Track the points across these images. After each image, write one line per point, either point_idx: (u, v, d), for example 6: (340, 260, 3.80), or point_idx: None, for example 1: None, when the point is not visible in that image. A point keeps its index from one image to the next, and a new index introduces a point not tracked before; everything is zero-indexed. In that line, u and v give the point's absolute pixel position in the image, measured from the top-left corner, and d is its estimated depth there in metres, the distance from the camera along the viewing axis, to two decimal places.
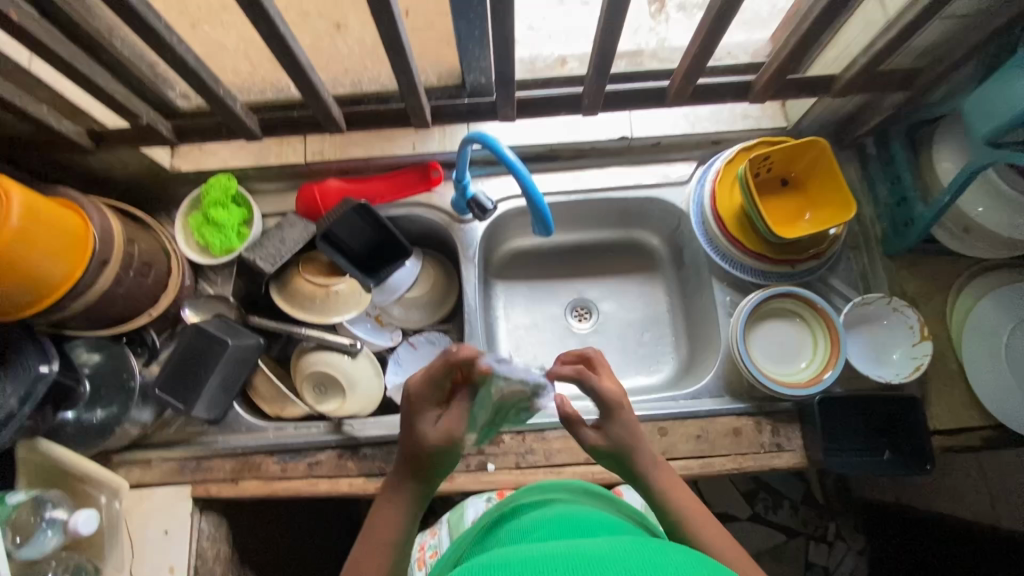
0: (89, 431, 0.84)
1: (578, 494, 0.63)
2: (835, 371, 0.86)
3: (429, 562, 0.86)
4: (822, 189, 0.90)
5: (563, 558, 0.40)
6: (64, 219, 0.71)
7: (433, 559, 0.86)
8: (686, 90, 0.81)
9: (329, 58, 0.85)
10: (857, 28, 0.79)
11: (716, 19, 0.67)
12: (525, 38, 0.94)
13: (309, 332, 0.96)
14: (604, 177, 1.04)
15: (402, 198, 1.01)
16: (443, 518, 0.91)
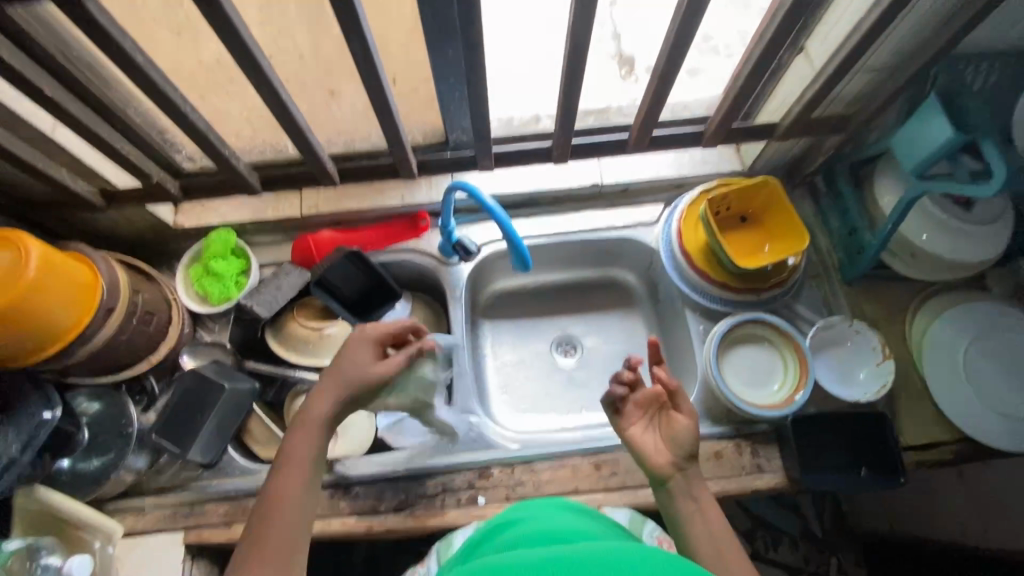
0: (84, 479, 0.86)
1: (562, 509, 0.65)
2: (806, 392, 0.91)
3: None
4: (777, 222, 0.98)
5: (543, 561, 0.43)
6: (75, 272, 0.76)
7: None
8: (644, 139, 0.90)
9: (324, 122, 0.95)
10: (789, 83, 0.90)
11: (661, 81, 0.76)
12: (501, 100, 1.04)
13: (303, 374, 1.01)
14: (579, 220, 1.12)
15: (391, 245, 1.08)
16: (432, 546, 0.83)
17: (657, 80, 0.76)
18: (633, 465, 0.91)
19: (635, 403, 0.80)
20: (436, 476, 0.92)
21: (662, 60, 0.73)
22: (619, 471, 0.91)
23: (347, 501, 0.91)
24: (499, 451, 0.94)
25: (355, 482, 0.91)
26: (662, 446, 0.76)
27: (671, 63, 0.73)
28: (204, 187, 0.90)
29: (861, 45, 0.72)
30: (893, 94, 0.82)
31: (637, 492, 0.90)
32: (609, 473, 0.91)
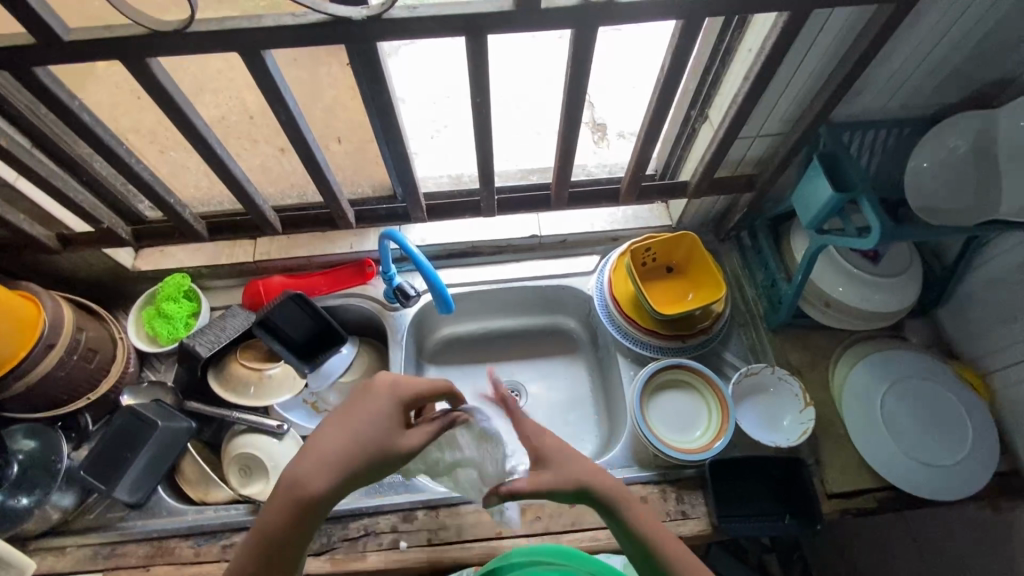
0: (6, 516, 0.86)
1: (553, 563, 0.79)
2: (725, 440, 0.93)
3: None
4: (699, 272, 1.04)
5: None
6: (18, 307, 0.82)
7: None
8: (563, 196, 0.98)
9: (276, 176, 1.03)
10: (698, 147, 0.99)
11: (566, 143, 0.85)
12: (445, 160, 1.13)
13: (240, 416, 1.01)
14: (520, 270, 1.18)
15: (339, 290, 1.13)
16: None
17: (562, 146, 0.85)
18: (556, 510, 0.92)
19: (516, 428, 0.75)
20: (360, 519, 0.92)
21: (563, 130, 0.82)
22: (543, 515, 0.92)
23: None
24: (426, 494, 0.94)
25: None
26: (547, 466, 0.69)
27: (570, 129, 0.82)
28: (156, 233, 0.97)
29: (740, 114, 0.81)
30: (786, 157, 0.90)
31: (558, 537, 0.90)
32: (533, 518, 0.91)
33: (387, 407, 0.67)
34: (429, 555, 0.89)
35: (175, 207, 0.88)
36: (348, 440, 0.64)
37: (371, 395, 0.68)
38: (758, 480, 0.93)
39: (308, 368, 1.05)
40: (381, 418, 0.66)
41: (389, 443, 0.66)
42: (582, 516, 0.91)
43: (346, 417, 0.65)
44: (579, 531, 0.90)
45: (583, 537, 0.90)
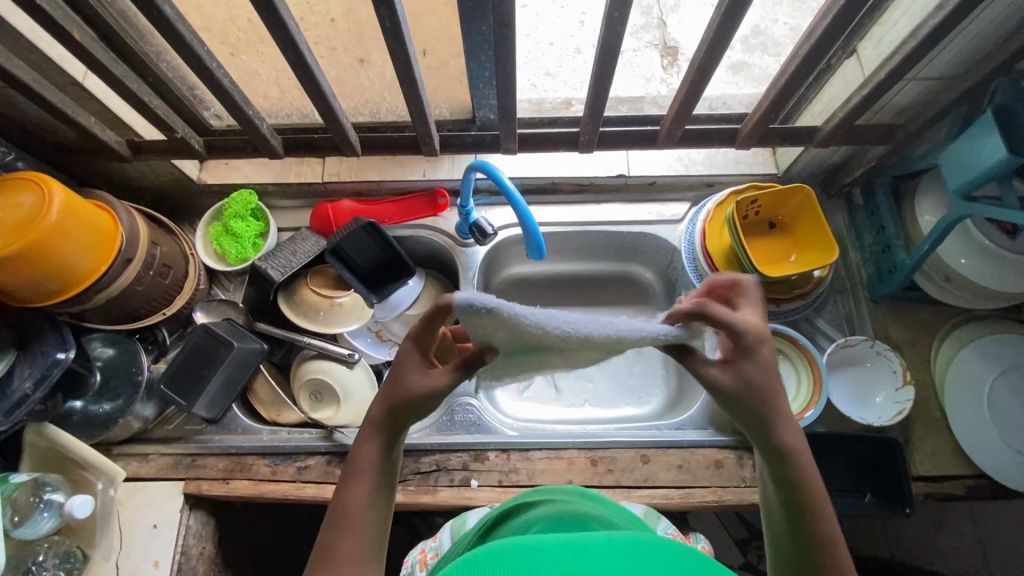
0: (93, 421, 0.88)
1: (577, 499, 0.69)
2: (816, 410, 0.88)
3: (429, 564, 0.79)
4: (807, 231, 0.94)
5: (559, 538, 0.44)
6: (96, 218, 0.78)
7: (436, 559, 0.79)
8: (675, 134, 0.88)
9: (352, 89, 0.95)
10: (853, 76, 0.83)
11: (702, 68, 0.74)
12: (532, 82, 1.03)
13: (310, 340, 1.00)
14: (600, 212, 1.09)
15: (409, 221, 1.08)
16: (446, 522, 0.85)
17: (694, 73, 0.75)
18: (629, 464, 0.90)
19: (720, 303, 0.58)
20: (432, 454, 0.92)
21: (702, 54, 0.71)
22: (615, 469, 0.90)
23: (343, 470, 0.92)
24: (497, 436, 0.93)
25: (352, 452, 0.92)
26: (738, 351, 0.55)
27: (711, 54, 0.71)
28: (229, 146, 0.91)
29: (916, 52, 0.69)
30: None
31: (630, 492, 0.89)
32: (604, 471, 0.90)
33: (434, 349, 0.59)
34: (500, 495, 0.89)
35: (253, 120, 0.81)
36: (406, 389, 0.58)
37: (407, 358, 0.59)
38: (846, 457, 0.89)
39: (373, 296, 1.01)
40: (413, 364, 0.58)
41: (416, 385, 0.57)
42: (656, 473, 0.90)
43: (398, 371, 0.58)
44: (651, 488, 0.89)
45: (655, 494, 0.88)
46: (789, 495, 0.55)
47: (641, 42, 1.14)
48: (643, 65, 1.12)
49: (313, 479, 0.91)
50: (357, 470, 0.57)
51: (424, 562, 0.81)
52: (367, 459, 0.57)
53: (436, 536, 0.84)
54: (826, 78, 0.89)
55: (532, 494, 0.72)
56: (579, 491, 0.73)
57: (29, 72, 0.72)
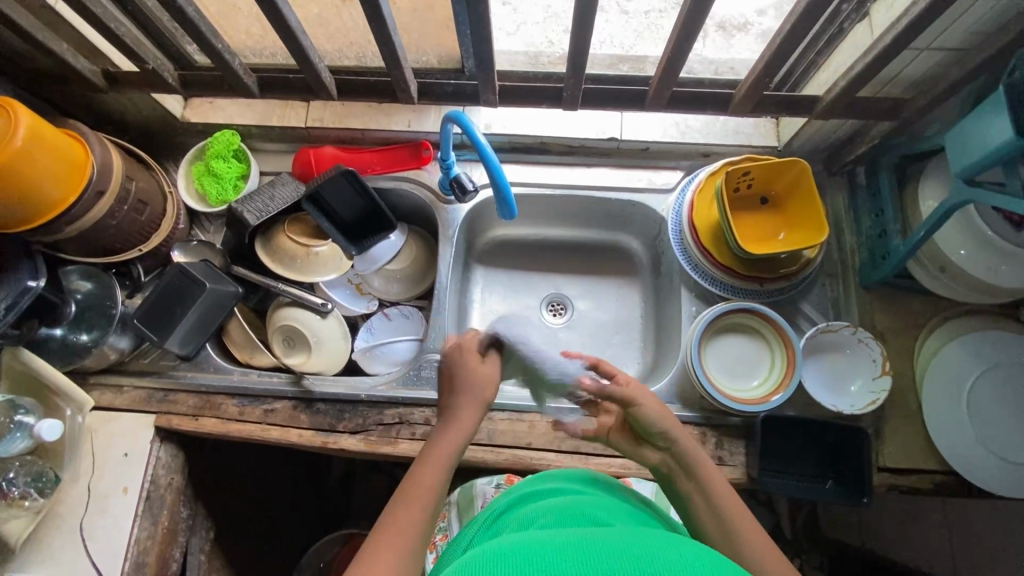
0: (73, 350, 0.90)
1: (588, 485, 0.70)
2: (785, 394, 0.86)
3: (439, 545, 0.85)
4: (799, 209, 0.90)
5: (570, 549, 0.47)
6: (65, 147, 0.77)
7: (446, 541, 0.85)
8: (663, 95, 0.84)
9: (334, 29, 0.91)
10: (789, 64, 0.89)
11: (689, 22, 0.69)
12: (524, 32, 0.98)
13: (285, 288, 1.00)
14: (589, 176, 1.06)
15: (391, 171, 1.06)
16: (449, 501, 0.90)
17: (681, 27, 0.70)
18: (590, 432, 0.90)
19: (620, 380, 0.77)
20: (396, 407, 0.92)
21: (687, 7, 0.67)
22: (575, 435, 0.90)
23: (308, 415, 0.93)
24: None
25: (318, 398, 0.94)
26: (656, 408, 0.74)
27: (700, 7, 0.66)
28: (204, 81, 0.88)
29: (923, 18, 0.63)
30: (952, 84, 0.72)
31: (588, 459, 0.89)
32: (565, 436, 0.90)
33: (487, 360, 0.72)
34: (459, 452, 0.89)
35: (224, 55, 0.79)
36: (474, 393, 0.70)
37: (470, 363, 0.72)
38: (810, 441, 0.87)
39: (354, 250, 1.01)
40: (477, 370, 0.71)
41: (478, 374, 0.71)
42: (616, 443, 0.89)
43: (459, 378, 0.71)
44: (610, 457, 0.88)
45: (612, 463, 0.88)
46: (687, 476, 0.70)
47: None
48: (666, 28, 0.97)
49: (279, 422, 0.93)
50: (426, 463, 0.64)
51: (434, 543, 0.87)
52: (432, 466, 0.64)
53: (444, 514, 0.89)
54: (834, 44, 0.82)
55: (538, 478, 0.72)
56: (588, 478, 0.73)
57: None
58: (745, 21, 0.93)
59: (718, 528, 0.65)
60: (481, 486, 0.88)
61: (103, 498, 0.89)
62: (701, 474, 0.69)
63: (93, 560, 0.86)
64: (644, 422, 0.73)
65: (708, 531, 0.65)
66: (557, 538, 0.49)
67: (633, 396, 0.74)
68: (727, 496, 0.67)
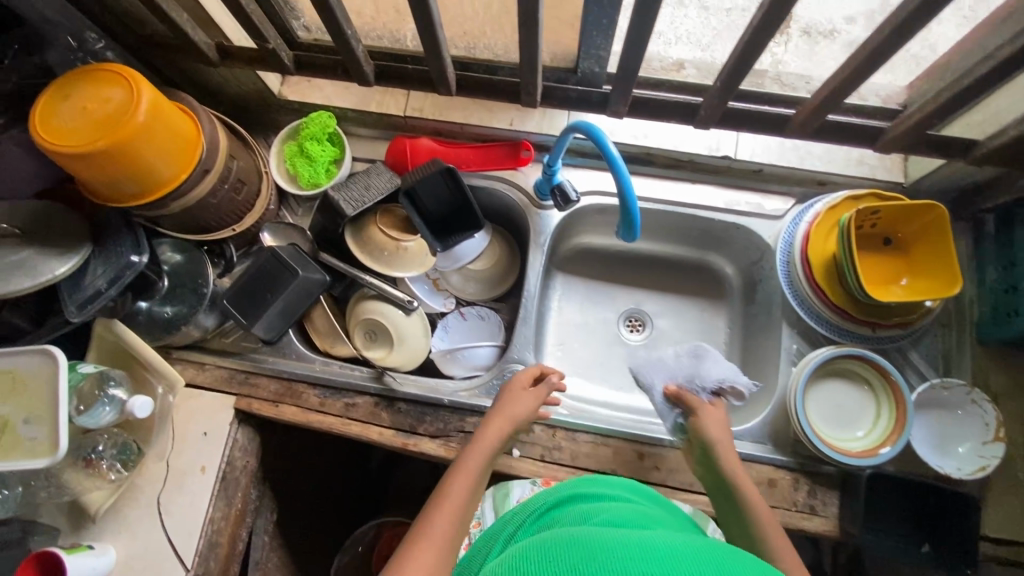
0: (157, 324, 0.90)
1: (630, 494, 0.72)
2: (894, 449, 0.81)
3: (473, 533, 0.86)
4: (926, 255, 0.85)
5: (626, 542, 0.48)
6: (180, 123, 0.74)
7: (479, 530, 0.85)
8: (811, 124, 0.78)
9: (453, 18, 0.87)
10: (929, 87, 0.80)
11: (875, 50, 0.63)
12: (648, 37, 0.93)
13: (371, 281, 0.98)
14: (693, 193, 1.00)
15: (486, 170, 1.02)
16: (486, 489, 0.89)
17: (868, 54, 0.64)
18: (677, 465, 0.87)
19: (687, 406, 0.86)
20: (478, 416, 0.90)
21: (884, 36, 0.61)
22: (662, 467, 0.87)
23: (389, 414, 0.92)
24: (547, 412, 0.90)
25: (400, 398, 0.92)
26: (720, 428, 0.82)
27: (899, 33, 0.61)
28: (318, 63, 0.85)
29: None
30: None
31: (673, 492, 0.85)
32: (651, 466, 0.87)
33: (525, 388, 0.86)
34: (540, 470, 0.86)
35: (351, 42, 0.77)
36: (511, 418, 0.82)
37: (517, 395, 0.85)
38: (914, 501, 0.82)
39: (439, 245, 0.96)
40: (513, 397, 0.84)
41: (521, 409, 0.83)
42: None
43: (504, 408, 0.83)
44: (697, 493, 0.85)
45: (699, 500, 0.85)
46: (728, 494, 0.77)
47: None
48: (745, 28, 0.93)
49: (359, 417, 0.92)
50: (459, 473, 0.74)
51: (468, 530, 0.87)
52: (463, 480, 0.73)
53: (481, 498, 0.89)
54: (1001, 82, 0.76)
55: (582, 482, 0.73)
56: (636, 487, 0.76)
57: None
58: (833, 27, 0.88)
59: (748, 535, 0.73)
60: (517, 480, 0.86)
61: (181, 474, 0.89)
62: (742, 493, 0.76)
63: (170, 535, 0.87)
64: (697, 435, 0.82)
65: (739, 535, 0.74)
66: (613, 532, 0.51)
67: (698, 408, 0.85)
68: (766, 521, 0.73)
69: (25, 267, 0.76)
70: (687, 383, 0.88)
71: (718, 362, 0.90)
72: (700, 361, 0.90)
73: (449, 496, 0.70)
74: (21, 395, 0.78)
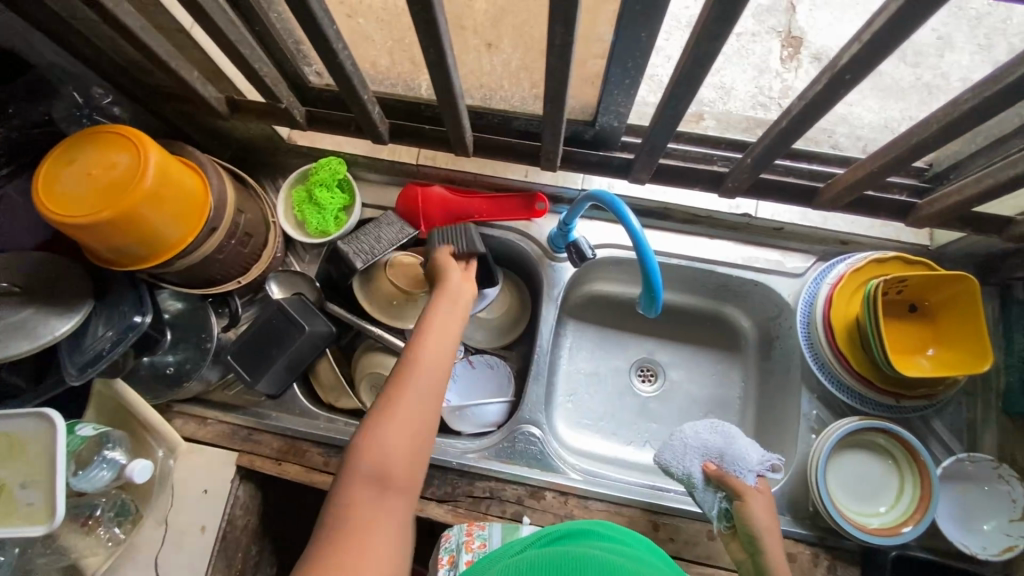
0: (161, 379, 0.88)
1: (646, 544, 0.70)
2: (918, 528, 0.78)
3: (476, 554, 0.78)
4: (955, 327, 0.82)
5: None
6: (187, 184, 0.72)
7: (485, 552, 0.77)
8: (841, 199, 0.76)
9: (471, 72, 0.85)
10: (958, 156, 0.77)
11: (913, 143, 0.62)
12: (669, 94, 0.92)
13: (374, 330, 0.96)
14: (712, 249, 0.98)
15: (498, 220, 1.00)
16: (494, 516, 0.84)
17: (905, 148, 0.62)
18: (694, 537, 0.84)
19: (733, 487, 0.79)
20: (487, 480, 0.87)
21: (928, 133, 0.59)
22: (677, 538, 0.84)
23: None
24: (558, 476, 0.88)
25: None
26: (768, 516, 0.76)
27: (940, 133, 0.59)
28: (333, 119, 0.83)
29: None
30: None
31: (690, 566, 0.82)
32: (666, 538, 0.84)
33: (464, 279, 0.81)
34: None
35: (369, 105, 0.76)
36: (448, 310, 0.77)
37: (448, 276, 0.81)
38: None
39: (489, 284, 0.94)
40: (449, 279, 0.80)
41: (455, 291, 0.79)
42: (721, 553, 0.83)
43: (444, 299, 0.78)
44: (713, 568, 0.82)
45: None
46: None
47: (762, 25, 1.00)
48: (757, 53, 0.98)
49: None
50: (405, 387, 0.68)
51: (468, 545, 0.79)
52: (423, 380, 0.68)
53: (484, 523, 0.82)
54: None
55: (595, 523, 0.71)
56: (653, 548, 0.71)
57: (138, 19, 0.66)
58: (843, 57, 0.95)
59: None
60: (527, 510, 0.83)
61: (180, 535, 0.86)
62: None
63: None
64: (743, 522, 0.76)
65: None
66: None
67: (747, 493, 0.78)
68: None
69: (24, 329, 0.73)
70: (727, 463, 0.81)
71: (746, 438, 0.84)
72: (726, 438, 0.83)
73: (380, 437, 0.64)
74: (19, 460, 0.75)
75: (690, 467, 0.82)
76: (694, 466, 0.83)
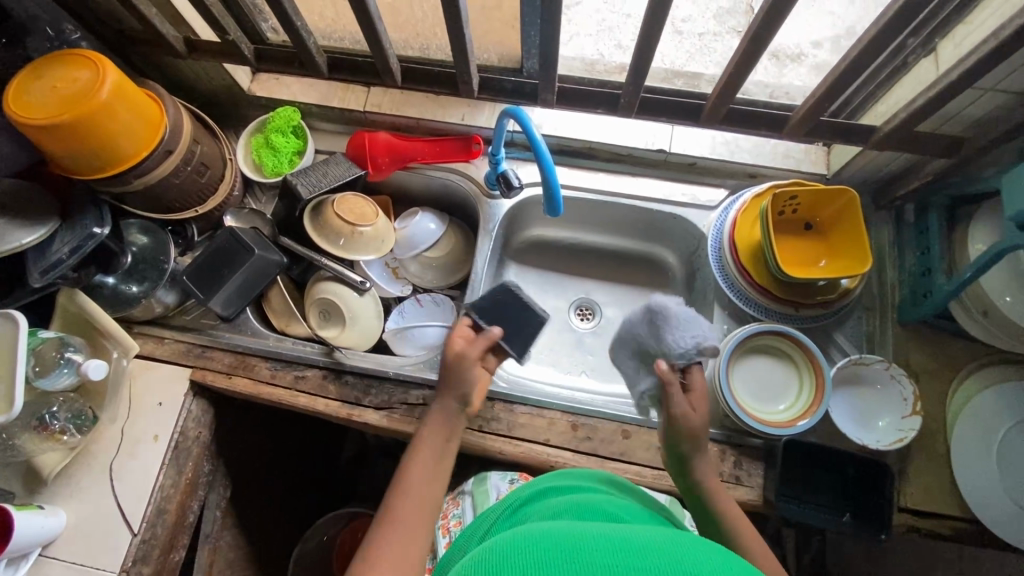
0: (119, 299, 0.94)
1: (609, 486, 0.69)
2: (811, 419, 0.85)
3: (454, 531, 0.85)
4: (841, 236, 0.90)
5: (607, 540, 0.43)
6: (144, 106, 0.81)
7: (459, 527, 0.85)
8: (719, 111, 0.87)
9: (404, 20, 0.96)
10: None
11: (754, 40, 0.72)
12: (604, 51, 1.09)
13: (326, 262, 1.02)
14: (633, 185, 1.07)
15: (439, 163, 1.09)
16: (466, 489, 0.90)
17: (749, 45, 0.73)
18: (609, 436, 0.90)
19: (669, 386, 0.79)
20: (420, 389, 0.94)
21: (759, 24, 0.70)
22: (594, 437, 0.90)
23: (337, 386, 0.96)
24: None
25: (347, 370, 0.97)
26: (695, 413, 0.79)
27: (767, 25, 0.69)
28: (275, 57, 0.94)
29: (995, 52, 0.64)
30: None
31: (604, 462, 0.88)
32: (583, 437, 0.90)
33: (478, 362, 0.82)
34: (477, 439, 0.90)
35: (302, 34, 0.85)
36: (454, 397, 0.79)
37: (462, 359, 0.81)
38: (831, 471, 0.86)
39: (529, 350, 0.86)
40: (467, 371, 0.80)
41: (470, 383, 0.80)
42: (633, 450, 0.89)
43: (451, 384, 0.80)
44: (625, 463, 0.88)
45: (628, 469, 0.88)
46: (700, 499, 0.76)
47: (723, 26, 1.13)
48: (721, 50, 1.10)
49: (308, 389, 0.96)
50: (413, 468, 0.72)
51: (447, 527, 0.87)
52: (413, 504, 0.68)
53: (459, 502, 0.90)
54: (895, 76, 0.83)
55: (556, 476, 0.69)
56: (607, 480, 0.72)
57: None
58: (799, 52, 1.07)
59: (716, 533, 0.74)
60: (495, 480, 0.88)
61: (134, 442, 0.92)
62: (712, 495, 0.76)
63: (119, 501, 0.90)
64: (669, 431, 0.79)
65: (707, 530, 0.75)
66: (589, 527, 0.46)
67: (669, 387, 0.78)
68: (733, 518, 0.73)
69: None
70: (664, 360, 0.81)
71: (672, 322, 0.81)
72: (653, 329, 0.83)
73: (400, 525, 0.65)
74: None
75: (637, 380, 0.85)
76: (641, 379, 0.85)
